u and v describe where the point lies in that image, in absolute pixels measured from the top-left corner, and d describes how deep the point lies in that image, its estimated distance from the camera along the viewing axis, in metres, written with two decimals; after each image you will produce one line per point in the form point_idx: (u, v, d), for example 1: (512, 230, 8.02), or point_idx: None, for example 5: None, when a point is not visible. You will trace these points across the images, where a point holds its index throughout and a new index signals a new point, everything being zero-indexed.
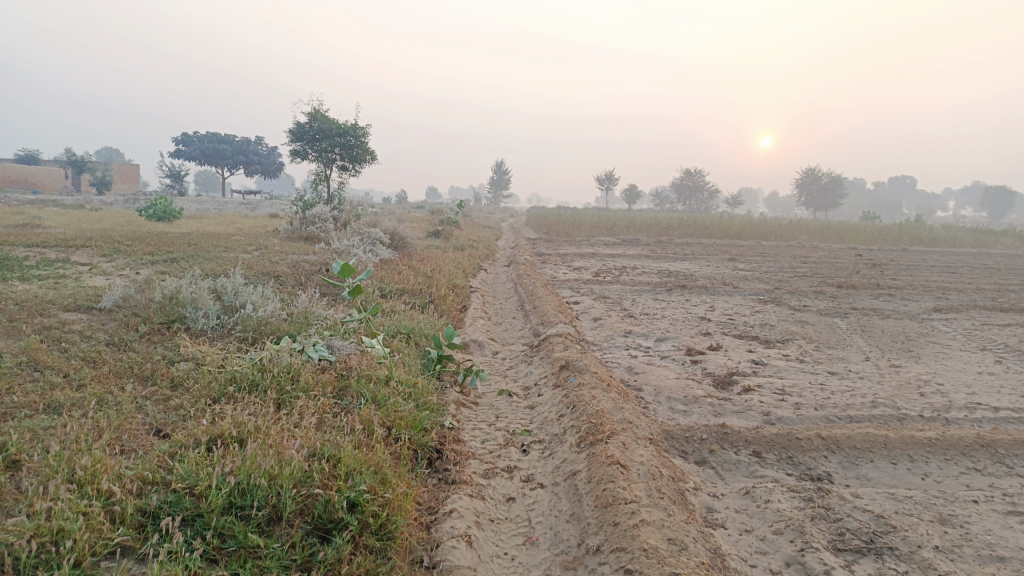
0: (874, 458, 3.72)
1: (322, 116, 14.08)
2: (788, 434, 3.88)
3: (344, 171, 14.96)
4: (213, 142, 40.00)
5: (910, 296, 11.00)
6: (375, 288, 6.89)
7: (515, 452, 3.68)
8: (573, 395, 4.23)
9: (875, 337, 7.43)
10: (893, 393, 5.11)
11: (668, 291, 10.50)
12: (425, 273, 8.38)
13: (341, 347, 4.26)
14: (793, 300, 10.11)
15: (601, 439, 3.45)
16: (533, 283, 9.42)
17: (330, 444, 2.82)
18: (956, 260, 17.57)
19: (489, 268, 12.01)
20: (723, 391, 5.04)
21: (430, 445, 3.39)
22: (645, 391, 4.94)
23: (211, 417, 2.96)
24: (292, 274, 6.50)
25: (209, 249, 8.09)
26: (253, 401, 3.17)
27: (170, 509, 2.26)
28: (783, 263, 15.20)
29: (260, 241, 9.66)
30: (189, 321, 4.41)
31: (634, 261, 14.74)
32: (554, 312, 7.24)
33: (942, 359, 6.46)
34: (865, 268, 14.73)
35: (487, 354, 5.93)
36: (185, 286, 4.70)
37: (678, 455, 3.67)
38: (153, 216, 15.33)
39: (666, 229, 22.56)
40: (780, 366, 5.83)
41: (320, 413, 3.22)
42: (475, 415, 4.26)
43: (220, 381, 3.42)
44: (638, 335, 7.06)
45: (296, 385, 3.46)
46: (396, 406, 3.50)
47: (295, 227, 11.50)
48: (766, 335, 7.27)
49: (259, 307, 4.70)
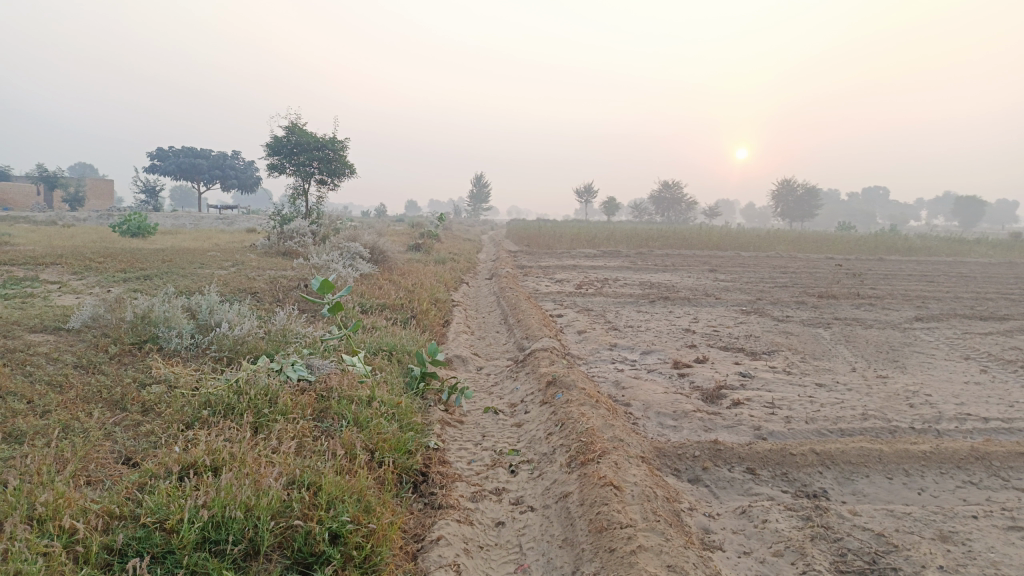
0: (869, 473, 3.64)
1: (300, 129, 13.92)
2: (781, 450, 3.79)
3: (322, 185, 14.80)
4: (188, 157, 39.56)
5: (891, 305, 11.05)
6: (355, 304, 6.75)
7: (503, 473, 3.56)
8: (562, 412, 4.12)
9: (859, 347, 7.41)
10: (883, 405, 5.07)
11: (651, 303, 10.45)
12: (406, 287, 8.25)
13: (321, 366, 4.12)
14: (776, 310, 10.09)
15: (592, 458, 3.34)
16: (516, 296, 9.32)
17: (311, 471, 2.68)
18: (933, 269, 17.74)
19: (470, 281, 11.88)
20: (713, 404, 4.95)
21: (415, 468, 3.26)
22: (634, 406, 4.84)
23: (184, 444, 2.81)
24: (269, 290, 6.33)
25: (183, 266, 7.90)
26: (228, 426, 3.03)
27: (139, 545, 2.11)
28: (764, 274, 15.23)
29: (236, 257, 9.46)
30: (162, 341, 4.25)
31: (615, 272, 14.69)
32: (538, 325, 7.13)
33: (928, 369, 6.44)
34: (844, 278, 14.83)
35: (471, 370, 5.81)
36: (157, 304, 4.53)
37: (670, 473, 3.57)
38: (127, 233, 15.05)
39: (646, 240, 22.60)
40: (768, 378, 5.76)
41: (299, 437, 3.08)
42: (460, 434, 4.13)
43: (193, 404, 3.27)
44: (623, 348, 6.98)
45: (274, 408, 3.32)
46: (379, 428, 3.37)
47: (272, 241, 11.32)
48: (751, 347, 7.21)
49: (235, 325, 4.54)
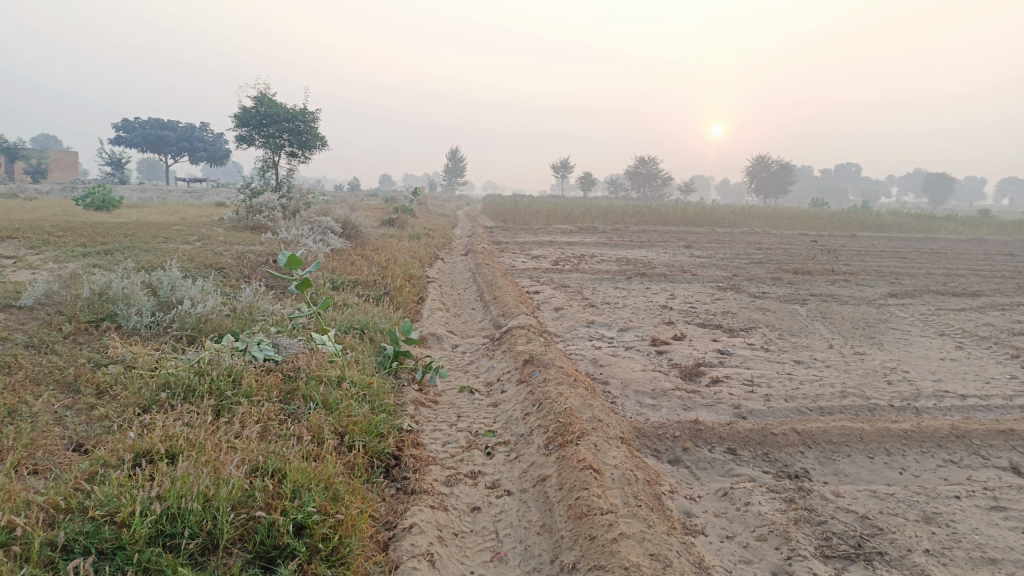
0: (851, 453, 3.59)
1: (269, 100, 13.57)
2: (762, 430, 3.72)
3: (293, 158, 14.44)
4: (155, 129, 38.56)
5: (865, 281, 11.11)
6: (326, 280, 6.56)
7: (479, 455, 3.44)
8: (539, 392, 4.02)
9: (836, 324, 7.39)
10: (861, 382, 5.04)
11: (628, 279, 10.38)
12: (380, 263, 8.06)
13: (289, 346, 3.95)
14: (752, 287, 10.06)
15: (570, 440, 3.24)
16: (492, 272, 9.16)
17: (275, 457, 2.54)
18: (904, 245, 17.89)
19: (445, 257, 11.68)
20: (692, 382, 4.88)
21: (387, 452, 3.13)
22: (612, 384, 4.76)
23: (140, 430, 2.64)
24: (236, 266, 6.12)
25: (147, 240, 7.63)
26: (188, 410, 2.87)
27: (86, 540, 1.96)
28: (739, 250, 15.22)
29: (203, 232, 9.18)
30: (120, 319, 4.04)
31: (591, 248, 14.60)
32: (514, 302, 7.00)
33: (904, 345, 6.43)
34: (818, 254, 14.86)
35: (446, 348, 5.67)
36: (115, 280, 4.32)
37: (650, 454, 3.48)
38: (91, 206, 14.58)
39: (622, 217, 22.50)
40: (746, 355, 5.70)
41: (264, 421, 2.94)
42: (435, 415, 4.01)
43: (151, 386, 3.09)
44: (601, 325, 6.88)
45: (238, 390, 3.16)
46: (349, 411, 3.23)
47: (241, 215, 11.01)
48: (729, 323, 7.16)
49: (199, 302, 4.35)
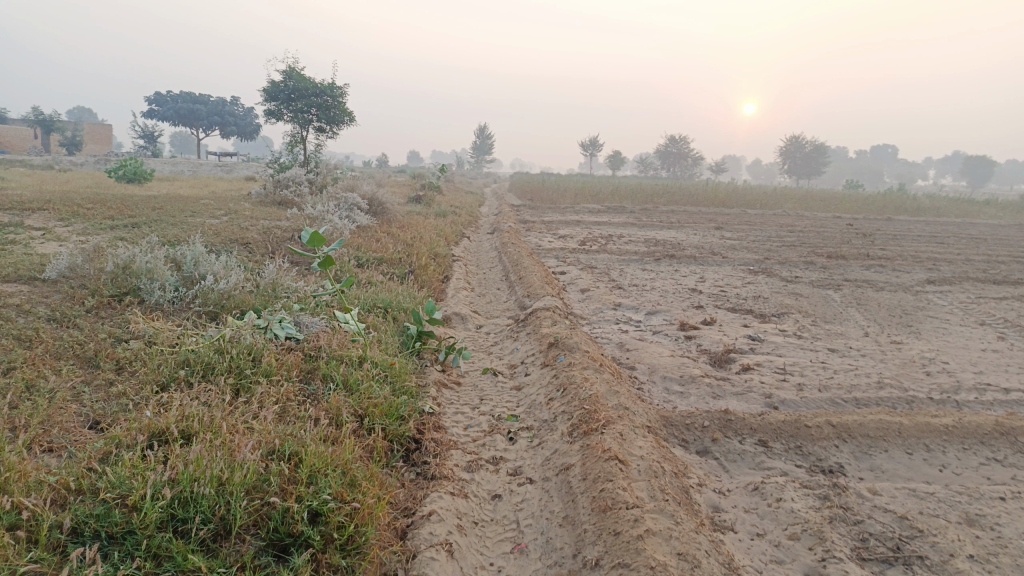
0: (888, 448, 3.44)
1: (297, 74, 13.52)
2: (796, 422, 3.59)
3: (321, 133, 14.37)
4: (186, 103, 38.83)
5: (901, 267, 10.79)
6: (350, 257, 6.50)
7: (501, 441, 3.36)
8: (564, 377, 3.92)
9: (872, 310, 7.17)
10: (898, 373, 4.86)
11: (656, 261, 10.20)
12: (405, 241, 7.99)
13: (310, 324, 3.89)
14: (784, 271, 9.83)
15: (596, 428, 3.14)
16: (518, 252, 9.04)
17: (292, 440, 2.48)
18: (941, 230, 17.40)
19: (471, 235, 11.58)
20: (721, 370, 4.74)
21: (407, 435, 3.06)
22: (639, 370, 4.64)
23: (157, 408, 2.59)
24: (262, 241, 6.08)
25: (174, 214, 7.62)
26: (207, 389, 2.81)
27: (96, 523, 1.91)
28: (771, 233, 14.91)
29: (230, 206, 9.17)
30: (143, 294, 4.01)
31: (619, 229, 14.40)
32: (540, 283, 6.89)
33: (943, 335, 6.21)
34: (853, 238, 14.50)
35: (469, 328, 5.59)
36: (139, 255, 4.28)
37: (678, 444, 3.37)
38: (122, 178, 14.70)
39: (651, 196, 22.18)
40: (778, 343, 5.54)
41: (283, 401, 2.88)
42: (457, 397, 3.93)
43: (170, 363, 3.04)
44: (628, 307, 6.75)
45: (257, 368, 3.10)
46: (370, 392, 3.16)
47: (268, 190, 11.00)
48: (760, 308, 6.98)
49: (221, 278, 4.30)
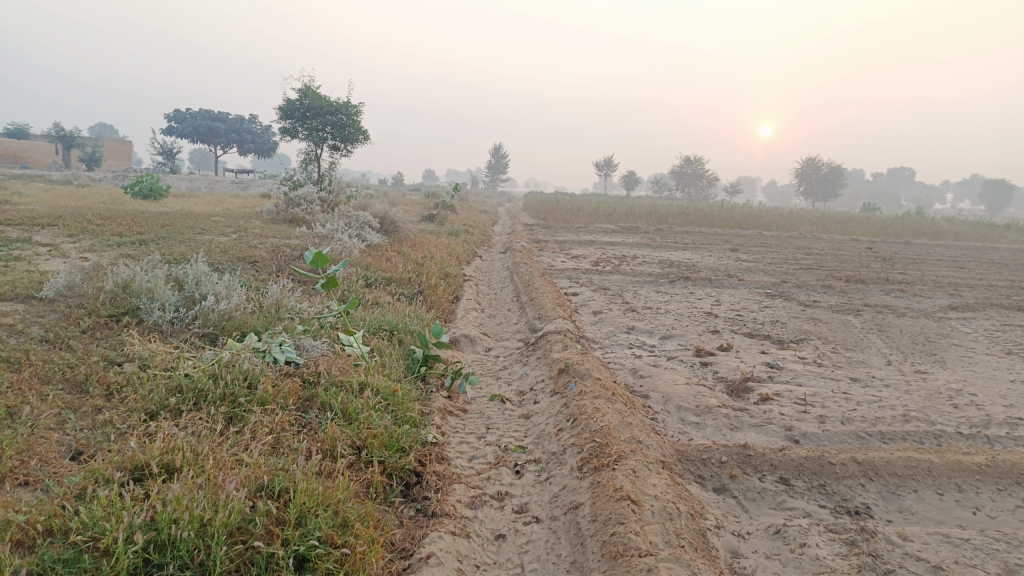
0: (918, 488, 3.24)
1: (312, 93, 13.51)
2: (819, 458, 3.39)
3: (335, 151, 14.36)
4: (205, 120, 39.25)
5: (923, 292, 10.54)
6: (359, 276, 6.39)
7: (507, 474, 3.20)
8: (574, 406, 3.76)
9: (894, 337, 6.95)
10: (924, 405, 4.64)
11: (671, 283, 10.02)
12: (416, 260, 7.87)
13: (311, 348, 3.76)
14: (802, 295, 9.61)
15: (607, 464, 2.97)
16: (530, 272, 8.91)
17: (282, 476, 2.34)
18: (962, 254, 17.11)
19: (483, 255, 11.47)
20: (739, 400, 4.55)
21: (407, 468, 2.90)
22: (653, 399, 4.47)
23: (143, 440, 2.46)
24: (269, 260, 5.99)
25: (183, 231, 7.55)
26: (196, 417, 2.68)
27: (64, 569, 1.77)
28: (788, 255, 14.70)
29: (241, 223, 9.12)
30: (142, 314, 3.90)
31: (634, 249, 14.26)
32: (552, 305, 6.74)
33: (969, 364, 5.98)
34: (872, 261, 14.25)
35: (478, 352, 5.45)
36: (140, 273, 4.18)
37: (694, 481, 3.19)
38: (138, 194, 14.76)
39: (666, 217, 22.03)
40: (798, 371, 5.34)
41: (277, 432, 2.74)
42: (463, 425, 3.78)
43: (162, 389, 2.91)
44: (641, 331, 6.58)
45: (252, 396, 2.96)
46: (369, 422, 3.01)
47: (280, 208, 10.95)
48: (778, 334, 6.78)
49: (223, 298, 4.18)
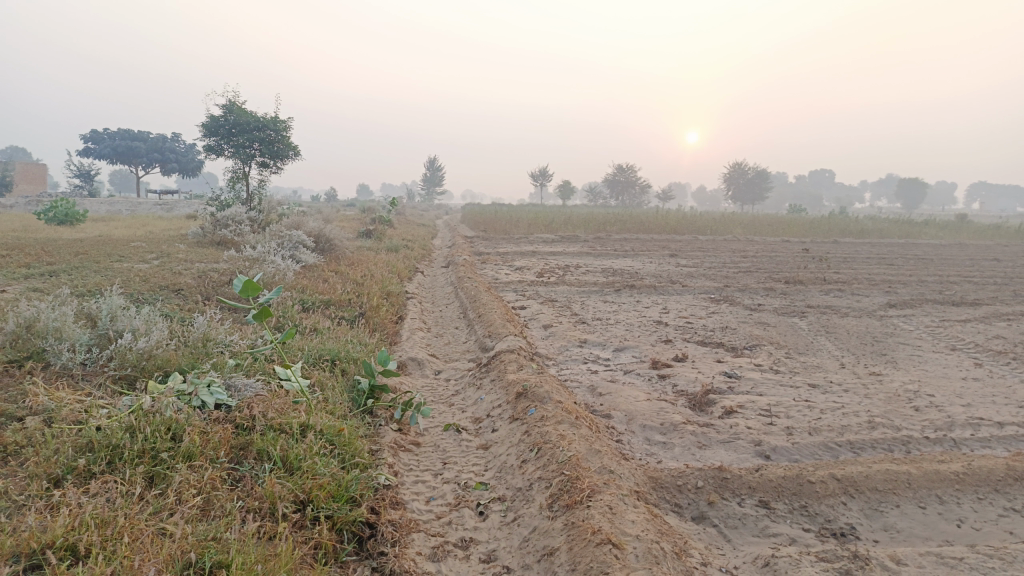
0: (900, 503, 3.10)
1: (238, 108, 12.99)
2: (797, 477, 3.22)
3: (264, 168, 13.81)
4: (124, 140, 37.63)
5: (860, 291, 10.72)
6: (294, 301, 6.01)
7: (470, 516, 2.92)
8: (536, 433, 3.50)
9: (843, 339, 6.95)
10: (887, 410, 4.57)
11: (617, 292, 9.91)
12: (355, 280, 7.50)
13: (244, 388, 3.39)
14: (746, 298, 9.62)
15: (580, 501, 2.73)
16: (475, 286, 8.63)
17: (215, 551, 2.02)
18: (889, 251, 17.68)
19: (424, 270, 11.14)
20: (703, 414, 4.37)
21: (360, 520, 2.59)
22: (616, 418, 4.26)
23: (44, 515, 2.08)
24: (195, 287, 5.54)
25: (99, 259, 6.99)
26: (110, 484, 2.31)
27: None
28: (725, 259, 14.86)
29: (164, 248, 8.56)
30: (49, 356, 3.45)
31: (575, 258, 14.17)
32: (501, 320, 6.47)
33: (920, 363, 5.99)
34: (807, 262, 14.52)
35: (427, 375, 5.15)
36: (45, 311, 3.73)
37: (671, 511, 2.97)
38: (53, 220, 13.84)
39: (604, 224, 22.09)
40: (757, 379, 5.21)
41: (207, 494, 2.40)
42: (417, 461, 3.48)
43: (69, 447, 2.51)
44: (594, 344, 6.39)
45: (176, 449, 2.60)
46: (314, 471, 2.70)
47: (207, 230, 10.37)
48: (730, 341, 6.68)
49: (142, 335, 3.76)
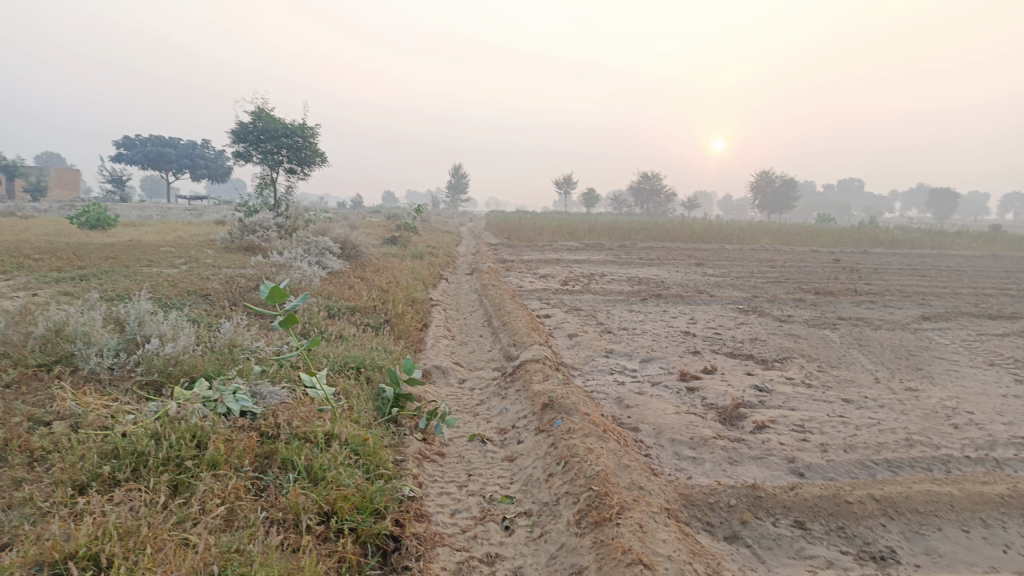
0: (942, 526, 2.98)
1: (266, 115, 13.09)
2: (834, 497, 3.12)
3: (292, 174, 13.91)
4: (156, 146, 38.24)
5: (892, 303, 10.49)
6: (320, 307, 6.00)
7: (496, 531, 2.86)
8: (563, 446, 3.44)
9: (876, 352, 6.78)
10: (925, 427, 4.42)
11: (643, 301, 9.80)
12: (380, 286, 7.48)
13: (269, 395, 3.36)
14: (776, 309, 9.46)
15: (609, 518, 2.66)
16: (500, 294, 8.57)
17: (239, 563, 1.98)
18: (921, 262, 17.34)
19: (448, 277, 11.12)
20: (733, 429, 4.27)
21: (384, 533, 2.54)
22: (644, 431, 4.17)
23: (67, 523, 2.06)
24: (222, 293, 5.55)
25: (129, 264, 7.05)
26: (134, 493, 2.29)
27: None
28: (752, 268, 14.66)
29: (192, 253, 8.62)
30: (77, 361, 3.46)
31: (600, 267, 14.08)
32: (526, 329, 6.40)
33: (957, 379, 5.80)
34: (837, 273, 14.27)
35: (452, 384, 5.10)
36: (75, 316, 3.74)
37: (703, 530, 2.89)
38: (85, 225, 14.05)
39: (629, 232, 21.94)
40: (788, 394, 5.08)
41: (230, 504, 2.36)
42: (441, 473, 3.42)
43: (95, 454, 2.49)
44: (620, 354, 6.30)
45: (201, 457, 2.57)
46: (338, 482, 2.65)
47: (234, 236, 10.45)
48: (760, 353, 6.55)
49: (169, 341, 3.76)
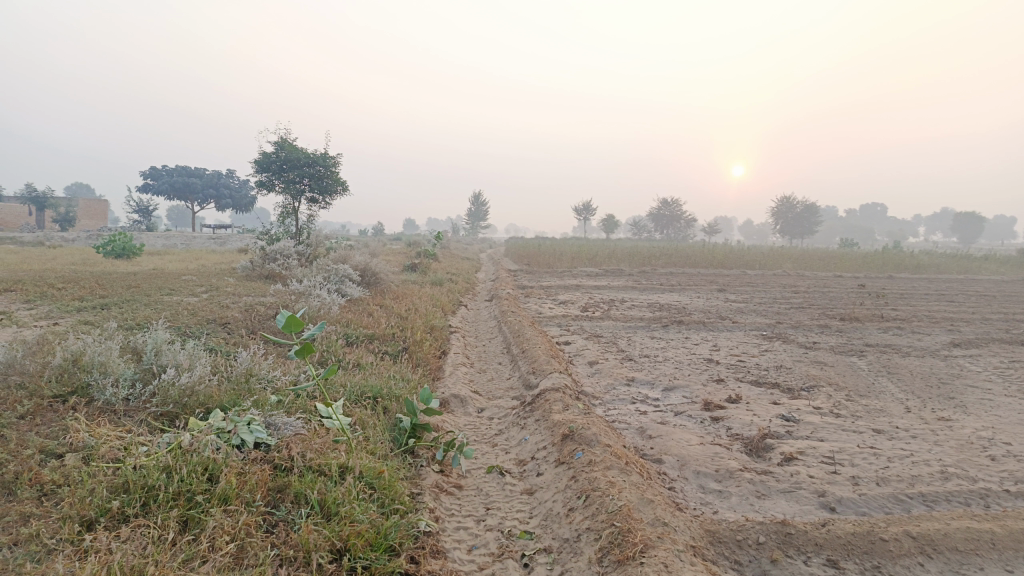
0: (984, 565, 2.83)
1: (289, 145, 13.23)
2: (868, 534, 2.98)
3: (313, 203, 14.02)
4: (181, 176, 38.91)
5: (920, 329, 10.26)
6: (338, 335, 5.97)
7: (514, 569, 2.76)
8: (584, 479, 3.34)
9: (906, 381, 6.59)
10: (960, 459, 4.25)
11: (664, 328, 9.68)
12: (398, 314, 7.45)
13: (284, 426, 3.31)
14: (800, 336, 9.28)
15: (632, 557, 2.55)
16: (520, 321, 8.50)
17: None
18: (948, 287, 17.02)
19: (468, 304, 11.07)
20: (760, 461, 4.14)
21: (398, 571, 2.45)
22: (668, 463, 4.05)
23: (72, 561, 2.01)
24: (241, 321, 5.54)
25: (151, 292, 7.09)
26: (143, 530, 2.23)
27: None
28: (775, 294, 14.46)
29: (214, 281, 8.68)
30: (93, 392, 3.43)
31: (620, 293, 13.97)
32: (546, 357, 6.32)
33: (992, 409, 5.61)
34: (862, 298, 14.04)
35: (470, 414, 5.02)
36: (92, 346, 3.74)
37: (731, 569, 2.77)
38: (111, 254, 14.24)
39: (650, 258, 21.81)
40: (816, 424, 4.93)
41: (239, 541, 2.29)
42: (459, 506, 3.33)
43: (104, 488, 2.44)
44: (642, 383, 6.18)
45: (212, 491, 2.51)
46: (352, 517, 2.58)
47: (255, 264, 10.51)
48: (786, 381, 6.40)
49: (185, 371, 3.73)
